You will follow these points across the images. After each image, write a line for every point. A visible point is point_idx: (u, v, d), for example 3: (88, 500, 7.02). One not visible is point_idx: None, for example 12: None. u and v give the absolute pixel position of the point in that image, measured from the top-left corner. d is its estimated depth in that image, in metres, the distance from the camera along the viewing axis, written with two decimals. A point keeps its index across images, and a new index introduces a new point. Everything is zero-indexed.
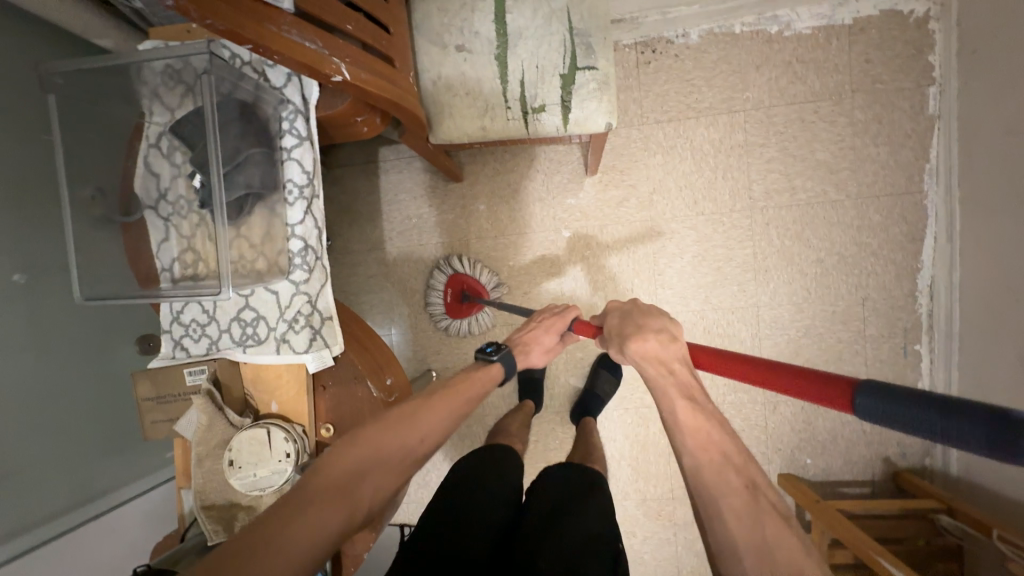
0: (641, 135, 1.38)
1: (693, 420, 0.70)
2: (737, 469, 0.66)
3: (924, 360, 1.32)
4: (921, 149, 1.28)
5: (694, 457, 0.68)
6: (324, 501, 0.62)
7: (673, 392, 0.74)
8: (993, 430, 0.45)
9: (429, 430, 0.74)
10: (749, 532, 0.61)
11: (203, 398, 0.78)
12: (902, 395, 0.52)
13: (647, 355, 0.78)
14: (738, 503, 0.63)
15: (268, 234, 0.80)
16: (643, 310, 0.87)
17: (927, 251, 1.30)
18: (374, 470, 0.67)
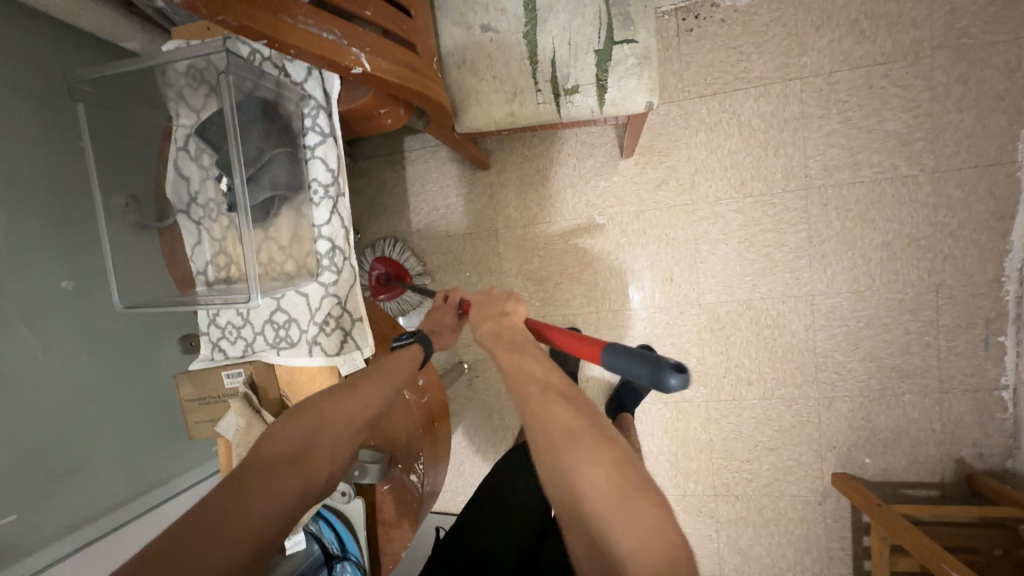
0: (681, 112, 1.27)
1: (527, 367, 0.61)
2: (548, 393, 0.57)
3: (1008, 354, 1.18)
4: (1016, 112, 1.11)
5: (519, 397, 0.58)
6: (272, 472, 0.61)
7: (502, 350, 0.65)
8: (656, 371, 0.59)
9: (379, 395, 0.69)
10: (561, 464, 0.52)
11: (240, 403, 0.79)
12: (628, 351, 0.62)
13: (489, 330, 0.70)
14: (552, 431, 0.54)
15: (296, 235, 0.79)
16: (500, 293, 0.76)
17: (1018, 230, 1.14)
18: (320, 438, 0.65)
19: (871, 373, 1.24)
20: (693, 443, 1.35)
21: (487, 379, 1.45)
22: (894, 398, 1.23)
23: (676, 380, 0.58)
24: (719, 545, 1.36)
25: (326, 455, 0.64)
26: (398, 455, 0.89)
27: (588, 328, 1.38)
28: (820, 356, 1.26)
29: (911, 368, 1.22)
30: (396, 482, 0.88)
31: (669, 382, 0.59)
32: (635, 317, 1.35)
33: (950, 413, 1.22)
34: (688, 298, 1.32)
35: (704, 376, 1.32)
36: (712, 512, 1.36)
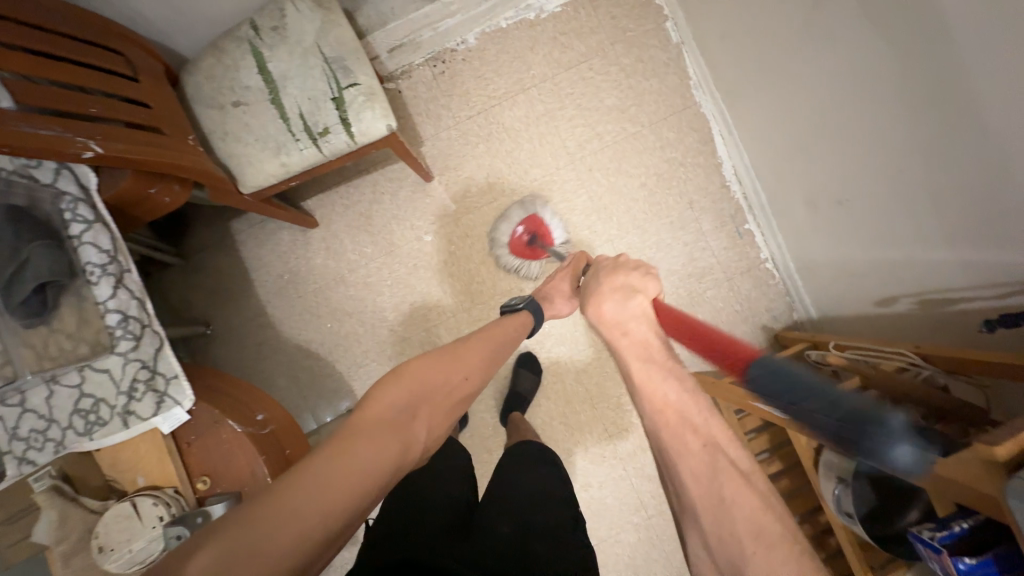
0: (460, 133, 1.53)
1: (650, 386, 0.77)
2: (695, 431, 0.71)
3: (756, 235, 1.51)
4: (681, 71, 1.53)
5: (655, 417, 0.74)
6: (383, 433, 0.66)
7: (632, 356, 0.81)
8: (841, 427, 0.66)
9: (471, 372, 0.84)
10: (704, 487, 0.67)
11: (48, 495, 0.78)
12: (791, 374, 0.70)
13: (603, 313, 0.87)
14: (694, 461, 0.69)
15: (82, 319, 0.82)
16: (613, 265, 0.96)
17: (719, 147, 1.52)
18: (418, 410, 0.72)
19: (677, 284, 1.50)
20: (575, 399, 1.49)
21: None
22: (702, 298, 1.50)
23: (891, 462, 0.67)
24: (631, 480, 1.46)
25: (424, 424, 0.72)
26: (248, 490, 0.83)
27: (452, 333, 1.50)
28: None
29: (701, 270, 1.51)
30: None
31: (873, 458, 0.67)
32: (489, 308, 1.50)
33: (743, 293, 1.50)
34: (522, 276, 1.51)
35: (560, 336, 1.50)
36: (614, 451, 1.48)
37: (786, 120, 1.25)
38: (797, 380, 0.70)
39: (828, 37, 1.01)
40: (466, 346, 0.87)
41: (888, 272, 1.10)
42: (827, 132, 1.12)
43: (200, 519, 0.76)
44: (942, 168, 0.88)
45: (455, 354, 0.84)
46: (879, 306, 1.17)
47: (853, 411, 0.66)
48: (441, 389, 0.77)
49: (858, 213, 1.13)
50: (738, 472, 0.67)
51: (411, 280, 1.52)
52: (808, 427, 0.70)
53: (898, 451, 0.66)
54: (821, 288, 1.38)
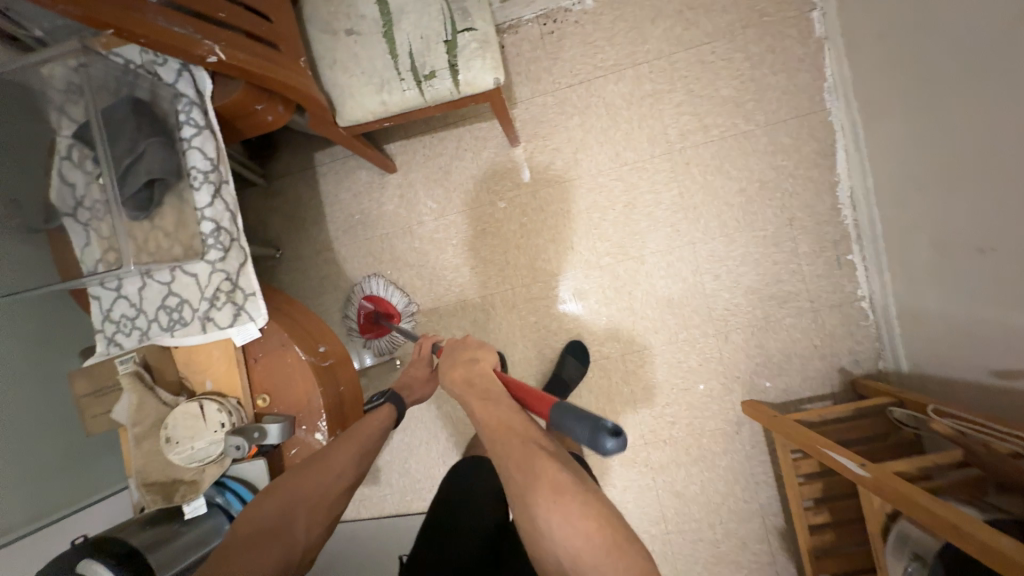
0: (556, 101, 1.45)
1: (488, 415, 0.73)
2: (526, 442, 0.68)
3: (858, 269, 1.36)
4: (816, 70, 1.35)
5: (491, 441, 0.70)
6: (253, 543, 0.70)
7: (471, 396, 0.77)
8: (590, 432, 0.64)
9: (351, 453, 0.82)
10: (557, 518, 0.61)
11: (131, 379, 0.81)
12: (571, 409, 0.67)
13: (454, 376, 0.82)
14: (538, 481, 0.63)
15: (181, 222, 0.84)
16: (456, 340, 0.91)
17: (840, 163, 1.36)
18: (295, 509, 0.75)
19: (753, 304, 1.39)
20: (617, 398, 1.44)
21: None
22: (778, 324, 1.38)
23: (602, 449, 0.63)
24: (658, 492, 1.42)
25: (303, 523, 0.75)
26: (301, 416, 0.85)
27: (506, 306, 1.47)
28: (709, 296, 1.40)
29: (785, 294, 1.38)
30: (303, 444, 0.84)
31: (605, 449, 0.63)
32: (549, 288, 1.46)
33: (826, 328, 1.37)
34: (589, 262, 1.45)
35: (616, 332, 1.44)
36: (646, 460, 1.43)
37: (932, 145, 1.08)
38: (569, 408, 0.68)
39: (1018, 56, 0.84)
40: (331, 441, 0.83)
41: (1020, 342, 0.95)
42: (982, 165, 0.97)
43: (256, 434, 0.79)
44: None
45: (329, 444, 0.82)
46: (998, 379, 1.02)
47: (594, 419, 0.64)
48: (317, 490, 0.78)
49: (1000, 265, 0.97)
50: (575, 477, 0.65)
51: (471, 245, 1.50)
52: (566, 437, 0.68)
53: (609, 442, 0.62)
54: (924, 342, 1.22)
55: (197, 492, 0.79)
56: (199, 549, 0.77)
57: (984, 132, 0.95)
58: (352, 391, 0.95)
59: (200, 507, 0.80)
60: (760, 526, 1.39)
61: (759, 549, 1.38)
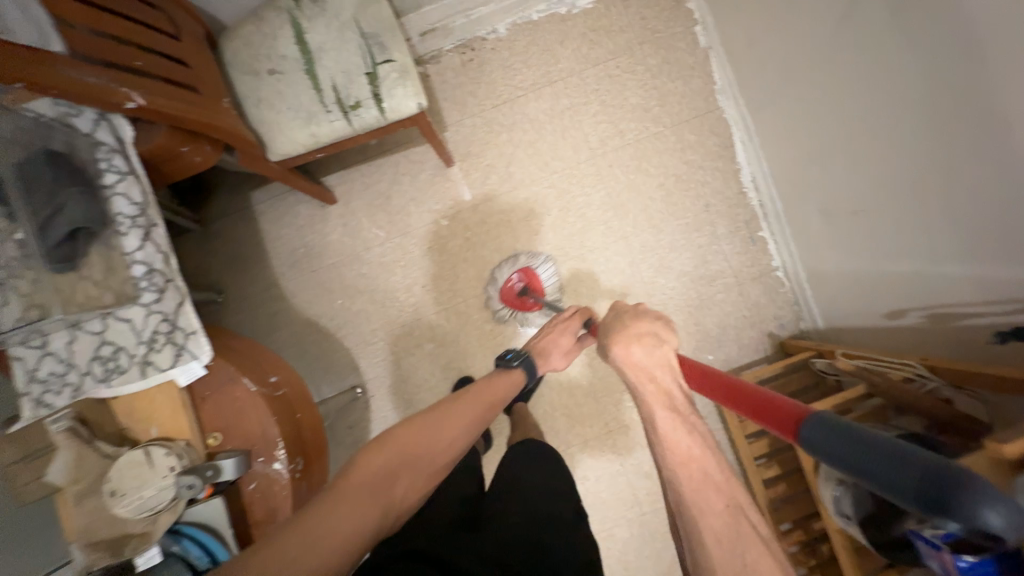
0: (484, 121, 1.55)
1: (673, 435, 0.73)
2: (718, 489, 0.69)
3: (769, 243, 1.52)
4: (707, 76, 1.54)
5: (674, 469, 0.71)
6: (364, 501, 0.70)
7: (656, 401, 0.78)
8: (919, 488, 0.44)
9: (464, 423, 0.89)
10: (728, 552, 0.65)
11: (67, 435, 0.78)
12: (842, 436, 0.51)
13: (630, 358, 0.84)
14: (718, 521, 0.67)
15: (109, 268, 0.82)
16: (635, 312, 0.93)
17: (740, 153, 1.54)
18: (404, 472, 0.78)
19: (687, 285, 1.51)
20: (578, 391, 1.50)
21: (386, 394, 1.52)
22: (711, 301, 1.51)
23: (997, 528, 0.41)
24: (627, 476, 1.48)
25: (405, 489, 0.77)
26: (257, 448, 0.84)
27: (461, 319, 1.52)
28: (648, 284, 1.52)
29: (713, 273, 1.52)
30: (262, 477, 0.83)
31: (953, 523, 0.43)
32: (500, 296, 1.52)
33: (751, 299, 1.52)
34: (535, 266, 1.52)
35: None
36: (613, 447, 1.49)
37: (814, 124, 1.23)
38: (856, 429, 0.51)
39: (865, 49, 1.00)
40: (454, 406, 0.90)
41: (899, 285, 1.11)
42: (858, 138, 1.10)
43: (210, 472, 0.78)
44: (965, 190, 0.88)
45: (449, 411, 0.88)
46: (890, 320, 1.18)
47: (932, 469, 0.44)
48: (427, 455, 0.82)
49: (874, 225, 1.14)
50: (760, 537, 0.66)
51: (420, 266, 1.54)
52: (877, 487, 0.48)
53: (983, 509, 0.40)
54: (830, 300, 1.39)
55: (150, 542, 0.77)
56: None
57: (853, 111, 1.09)
58: (311, 419, 0.95)
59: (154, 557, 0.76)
60: None
61: None
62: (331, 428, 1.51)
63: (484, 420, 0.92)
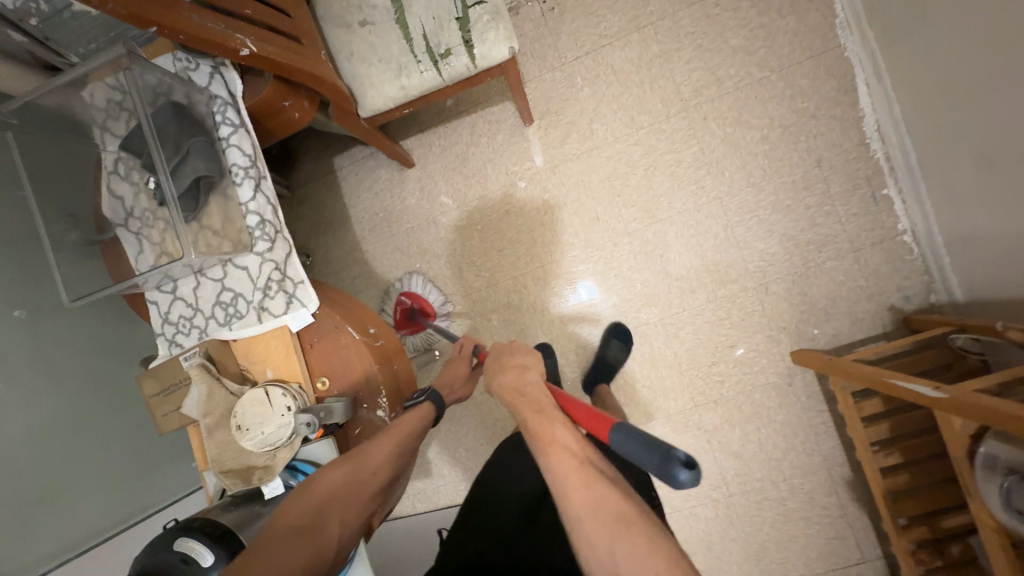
0: (564, 74, 1.46)
1: (543, 428, 0.75)
2: (573, 453, 0.71)
3: (896, 202, 1.32)
4: (826, 8, 1.33)
5: (545, 458, 0.72)
6: (290, 541, 0.69)
7: (527, 411, 0.79)
8: (658, 460, 0.63)
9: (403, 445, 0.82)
10: (597, 517, 0.65)
11: (199, 370, 0.82)
12: (629, 434, 0.67)
13: (505, 383, 0.85)
14: (580, 495, 0.67)
15: (227, 218, 0.86)
16: (509, 347, 0.91)
17: (863, 97, 1.33)
18: (336, 506, 0.75)
19: (790, 251, 1.36)
20: (660, 362, 1.42)
21: None
22: (819, 269, 1.35)
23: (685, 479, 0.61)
24: (713, 454, 1.39)
25: (338, 523, 0.74)
26: (361, 395, 0.86)
27: (538, 284, 1.48)
28: (744, 249, 1.38)
29: (823, 237, 1.35)
30: (366, 423, 0.86)
31: (672, 482, 0.62)
32: (579, 261, 1.45)
33: (869, 267, 1.33)
34: (617, 230, 1.44)
35: (651, 297, 1.42)
36: (698, 423, 1.40)
37: (974, 51, 1.01)
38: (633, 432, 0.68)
39: None
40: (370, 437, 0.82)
41: None
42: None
43: (322, 413, 0.81)
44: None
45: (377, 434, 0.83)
46: None
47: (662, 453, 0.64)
48: (365, 485, 0.78)
49: None
50: (611, 481, 0.69)
51: (496, 230, 1.51)
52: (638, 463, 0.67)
53: (678, 473, 0.61)
54: (976, 268, 1.18)
55: (272, 476, 0.79)
56: None
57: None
58: (406, 372, 0.96)
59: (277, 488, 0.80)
60: (826, 478, 1.34)
61: (828, 503, 1.34)
62: None
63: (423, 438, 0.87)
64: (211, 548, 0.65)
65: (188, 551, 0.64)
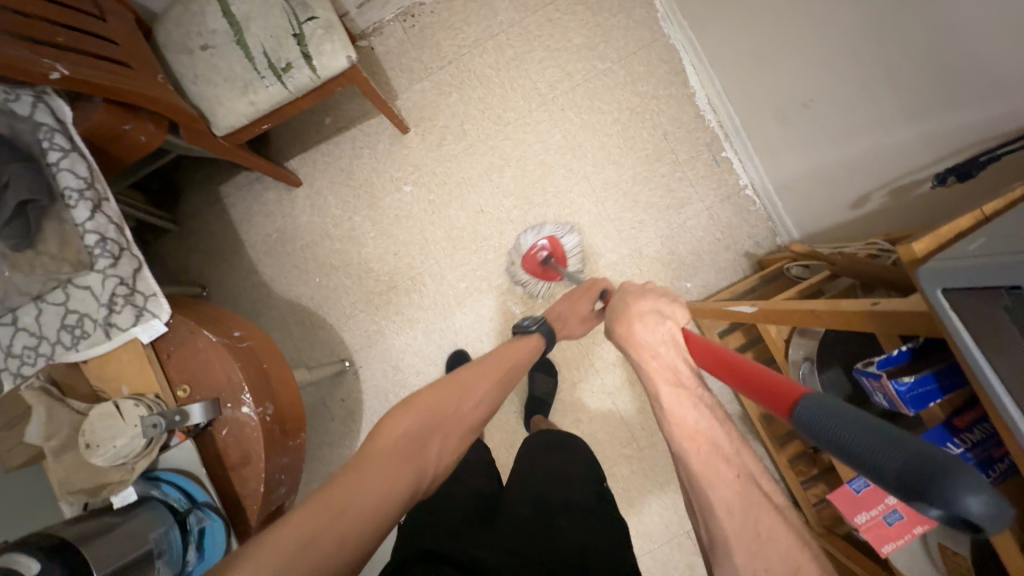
0: (433, 84, 1.56)
1: (678, 410, 0.66)
2: (729, 460, 0.61)
3: (734, 162, 1.50)
4: (648, 4, 1.53)
5: (678, 442, 0.64)
6: (395, 469, 0.68)
7: (661, 381, 0.71)
8: (908, 467, 0.39)
9: (490, 383, 0.87)
10: (741, 520, 0.56)
11: (36, 393, 0.81)
12: (845, 412, 0.46)
13: (634, 327, 0.78)
14: (729, 492, 0.58)
15: (64, 240, 0.86)
16: (642, 289, 0.85)
17: (692, 76, 1.52)
18: (437, 431, 0.76)
19: (655, 216, 1.50)
20: None
21: (373, 363, 1.54)
22: (682, 228, 1.50)
23: (964, 515, 0.37)
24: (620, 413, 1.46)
25: (438, 449, 0.75)
26: (224, 395, 0.87)
27: (436, 280, 1.53)
28: (616, 220, 1.51)
29: (680, 200, 1.50)
30: (232, 422, 0.86)
31: (933, 510, 0.38)
32: (472, 253, 1.53)
33: (723, 221, 1.49)
34: (501, 219, 1.53)
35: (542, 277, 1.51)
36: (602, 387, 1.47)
37: (757, 21, 1.19)
38: (848, 411, 0.46)
39: None
40: (468, 371, 0.87)
41: (861, 168, 1.08)
42: (806, 24, 1.05)
43: (178, 416, 0.82)
44: (902, 45, 0.85)
45: (466, 374, 0.85)
46: (857, 208, 1.15)
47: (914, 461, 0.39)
48: (456, 416, 0.80)
49: (822, 113, 1.12)
50: (775, 505, 0.58)
51: (389, 234, 1.56)
52: (862, 471, 0.43)
53: (963, 498, 0.36)
54: (801, 208, 1.36)
55: (124, 484, 0.80)
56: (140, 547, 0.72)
57: None
58: (280, 369, 0.97)
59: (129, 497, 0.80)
60: None
61: None
62: (324, 404, 1.54)
63: (509, 385, 0.91)
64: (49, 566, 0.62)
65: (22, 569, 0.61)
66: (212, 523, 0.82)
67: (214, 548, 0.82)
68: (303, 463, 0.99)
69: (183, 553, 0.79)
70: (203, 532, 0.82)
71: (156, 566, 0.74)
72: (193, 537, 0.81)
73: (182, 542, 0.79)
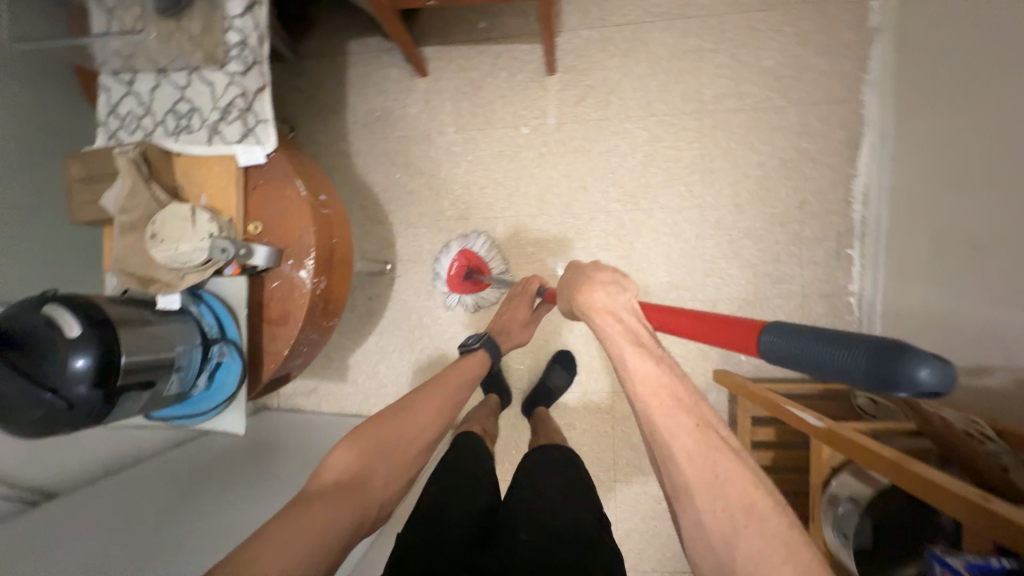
0: (600, 37, 1.43)
1: (639, 366, 0.68)
2: (688, 410, 0.65)
3: (854, 264, 1.38)
4: (860, 60, 1.35)
5: (639, 394, 0.67)
6: (335, 500, 0.70)
7: (622, 340, 0.72)
8: (870, 366, 0.45)
9: (439, 399, 0.93)
10: (702, 470, 0.61)
11: (128, 163, 0.78)
12: (800, 333, 0.53)
13: (586, 307, 0.78)
14: (689, 440, 0.63)
15: (207, 26, 0.81)
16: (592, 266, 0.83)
17: (863, 159, 1.37)
18: (376, 463, 0.79)
19: (746, 277, 1.40)
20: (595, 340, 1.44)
21: (412, 278, 1.51)
22: (766, 302, 1.40)
23: (928, 377, 0.42)
24: (613, 440, 1.42)
25: (380, 480, 0.77)
26: (289, 251, 0.85)
27: (508, 232, 1.47)
28: (706, 262, 1.42)
29: (779, 274, 1.40)
30: (286, 279, 0.85)
31: (901, 393, 0.44)
32: (553, 223, 1.46)
33: (810, 315, 1.39)
34: (597, 205, 1.45)
35: None
36: (610, 408, 1.43)
37: (969, 137, 1.06)
38: (794, 332, 0.54)
39: None
40: (414, 402, 0.90)
41: (990, 339, 0.98)
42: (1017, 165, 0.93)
43: (242, 251, 0.79)
44: None
45: (416, 396, 0.91)
46: (964, 374, 1.05)
47: (878, 347, 0.45)
48: (405, 443, 0.84)
49: (986, 265, 1.01)
50: (731, 448, 0.63)
51: (485, 166, 1.49)
52: (824, 375, 0.51)
53: (917, 369, 0.42)
54: (899, 343, 1.26)
55: (174, 288, 0.80)
56: (162, 355, 0.72)
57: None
58: (344, 249, 0.94)
59: (173, 303, 0.79)
60: None
61: None
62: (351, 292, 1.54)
63: (455, 403, 0.96)
64: (85, 332, 0.61)
65: (61, 323, 0.61)
66: (231, 360, 0.82)
67: (224, 384, 0.82)
68: (324, 344, 0.99)
69: (195, 376, 0.80)
70: (219, 365, 0.82)
71: (170, 377, 0.74)
72: (208, 366, 0.81)
73: (198, 366, 0.80)
